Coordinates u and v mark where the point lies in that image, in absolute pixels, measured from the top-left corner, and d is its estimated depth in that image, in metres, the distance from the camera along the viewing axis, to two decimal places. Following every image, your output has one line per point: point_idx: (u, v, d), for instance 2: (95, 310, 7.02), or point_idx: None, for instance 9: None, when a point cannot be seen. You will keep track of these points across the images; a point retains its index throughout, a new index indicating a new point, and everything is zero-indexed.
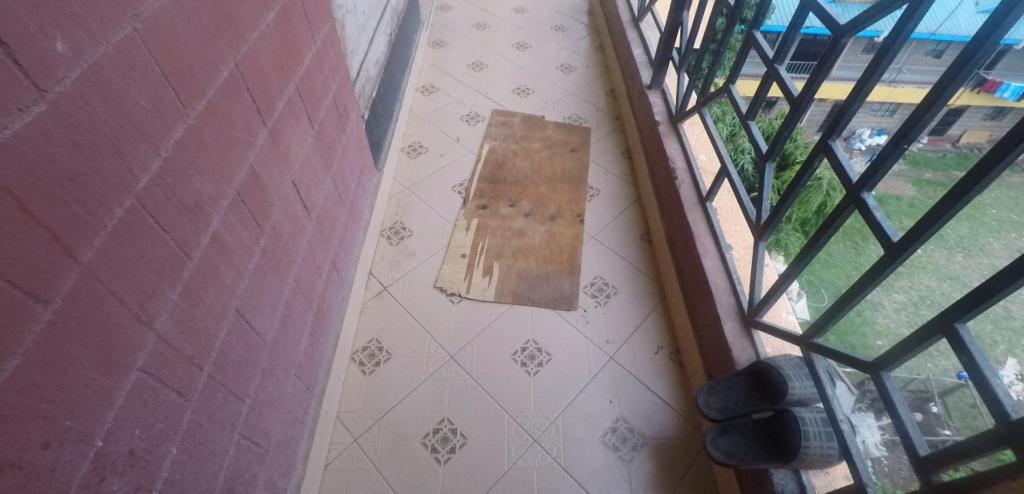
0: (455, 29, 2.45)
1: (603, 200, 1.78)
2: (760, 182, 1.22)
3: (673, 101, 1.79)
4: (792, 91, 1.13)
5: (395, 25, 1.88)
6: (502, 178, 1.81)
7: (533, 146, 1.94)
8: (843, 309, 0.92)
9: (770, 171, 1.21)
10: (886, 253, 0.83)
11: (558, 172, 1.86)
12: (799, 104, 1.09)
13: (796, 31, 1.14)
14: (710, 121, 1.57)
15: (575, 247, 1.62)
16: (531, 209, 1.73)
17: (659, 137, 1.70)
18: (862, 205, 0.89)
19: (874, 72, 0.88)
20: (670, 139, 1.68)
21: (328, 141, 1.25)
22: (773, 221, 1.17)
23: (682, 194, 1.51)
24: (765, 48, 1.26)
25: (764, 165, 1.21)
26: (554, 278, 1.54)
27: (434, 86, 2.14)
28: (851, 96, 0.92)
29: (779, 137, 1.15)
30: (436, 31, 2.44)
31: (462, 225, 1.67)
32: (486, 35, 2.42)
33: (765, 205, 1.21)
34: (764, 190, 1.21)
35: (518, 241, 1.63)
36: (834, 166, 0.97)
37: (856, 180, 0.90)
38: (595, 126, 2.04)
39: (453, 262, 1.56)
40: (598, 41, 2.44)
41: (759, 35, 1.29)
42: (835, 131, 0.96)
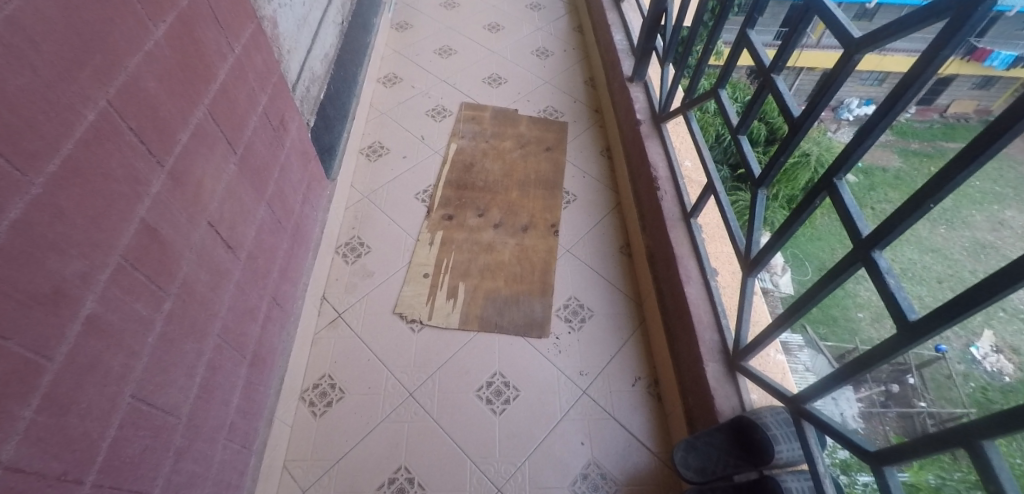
0: (421, 8, 2.23)
1: (580, 208, 1.65)
2: (751, 210, 1.08)
3: (656, 97, 1.62)
4: (791, 109, 0.98)
5: (347, 11, 1.68)
6: (470, 184, 1.66)
7: (505, 145, 1.78)
8: (842, 381, 0.80)
9: (763, 198, 1.07)
10: (898, 331, 0.70)
11: (532, 174, 1.71)
12: (799, 127, 0.94)
13: (797, 37, 0.98)
14: (696, 125, 1.42)
15: (548, 264, 1.49)
16: (501, 219, 1.59)
17: (640, 139, 1.56)
18: (872, 265, 0.76)
19: (930, 61, 0.69)
20: (652, 142, 1.54)
21: (259, 164, 1.09)
22: (764, 258, 1.03)
23: (664, 208, 1.38)
24: (761, 52, 1.10)
25: (756, 192, 1.07)
26: (525, 301, 1.42)
27: (397, 75, 1.96)
28: (872, 121, 0.77)
29: (774, 161, 1.01)
30: (400, 11, 2.22)
31: (426, 239, 1.53)
32: (455, 15, 2.21)
33: (756, 235, 1.08)
34: (755, 218, 1.08)
35: (488, 256, 1.50)
36: (839, 209, 0.84)
37: (867, 235, 0.77)
38: (573, 120, 1.88)
39: (414, 284, 1.43)
40: (578, 20, 2.24)
41: (753, 35, 1.13)
42: (843, 168, 0.83)
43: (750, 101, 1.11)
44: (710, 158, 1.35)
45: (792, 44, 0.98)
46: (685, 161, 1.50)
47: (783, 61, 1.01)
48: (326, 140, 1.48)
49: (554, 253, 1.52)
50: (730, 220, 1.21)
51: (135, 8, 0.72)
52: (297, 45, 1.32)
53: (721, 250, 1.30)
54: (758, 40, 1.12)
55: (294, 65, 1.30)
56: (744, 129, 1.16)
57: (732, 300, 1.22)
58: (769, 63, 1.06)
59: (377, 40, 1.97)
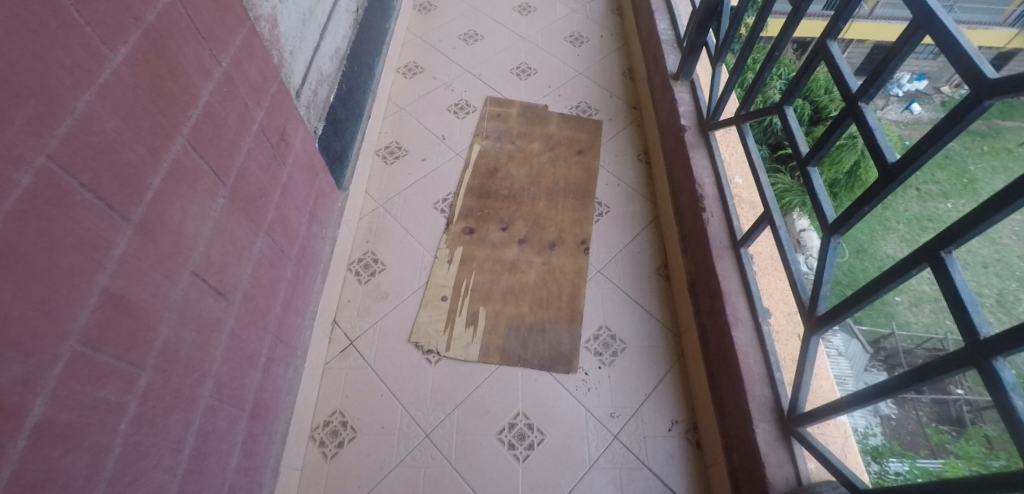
0: None
1: (614, 221, 1.49)
2: (819, 260, 0.90)
3: (704, 102, 1.43)
4: (884, 152, 0.76)
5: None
6: (493, 192, 1.52)
7: (533, 148, 1.62)
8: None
9: (835, 250, 0.88)
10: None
11: (562, 181, 1.55)
12: (893, 177, 0.73)
13: (898, 61, 0.74)
14: (752, 141, 1.22)
15: (577, 287, 1.35)
16: (526, 234, 1.44)
17: (685, 148, 1.38)
18: (988, 374, 0.59)
19: None
20: (698, 151, 1.36)
21: (255, 191, 0.97)
22: (832, 322, 0.85)
23: (710, 232, 1.22)
24: (845, 69, 0.87)
25: (828, 241, 0.88)
26: (551, 331, 1.28)
27: (419, 65, 1.79)
28: (997, 201, 0.57)
29: (855, 210, 0.81)
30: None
31: (444, 257, 1.40)
32: None
33: (823, 291, 0.89)
34: (823, 270, 0.89)
35: (510, 278, 1.37)
36: (946, 292, 0.65)
37: (990, 339, 0.59)
38: (608, 119, 1.71)
39: (431, 308, 1.32)
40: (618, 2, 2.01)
41: (835, 47, 0.89)
42: (954, 242, 0.63)
43: (824, 129, 0.89)
44: (768, 183, 1.16)
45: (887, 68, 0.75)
46: (735, 176, 1.31)
47: (876, 86, 0.78)
48: (334, 147, 1.34)
49: (584, 275, 1.38)
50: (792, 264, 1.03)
51: (80, 36, 0.59)
52: (303, 43, 1.16)
53: (777, 287, 1.13)
54: (840, 54, 0.88)
55: (299, 66, 1.14)
56: (812, 161, 0.94)
57: (788, 346, 1.05)
58: (856, 86, 0.83)
59: (395, 25, 1.79)
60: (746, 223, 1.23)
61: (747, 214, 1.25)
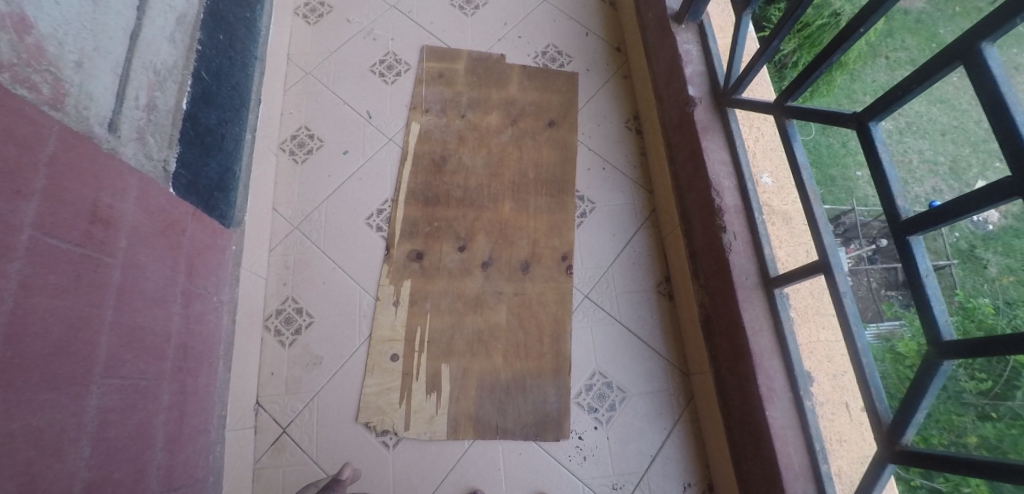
0: None
1: (601, 222, 1.18)
2: (921, 386, 0.60)
3: (721, 65, 1.05)
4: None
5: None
6: (442, 195, 1.15)
7: (488, 123, 1.22)
8: None
9: (943, 376, 0.59)
10: None
11: (530, 168, 1.19)
12: None
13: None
14: (798, 147, 0.84)
15: (561, 322, 1.08)
16: (492, 253, 1.12)
17: (694, 133, 1.01)
18: None
19: None
20: (713, 133, 1.01)
21: (66, 335, 0.61)
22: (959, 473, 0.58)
23: (732, 263, 0.92)
24: (1011, 98, 0.52)
25: (936, 365, 0.58)
26: (533, 389, 1.04)
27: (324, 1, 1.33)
28: None
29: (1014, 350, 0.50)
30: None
31: (387, 297, 1.09)
32: None
33: (916, 415, 0.61)
34: (920, 397, 0.60)
35: (476, 319, 1.07)
36: None
37: None
38: (585, 70, 1.31)
39: (380, 372, 1.04)
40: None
41: (991, 59, 0.55)
42: None
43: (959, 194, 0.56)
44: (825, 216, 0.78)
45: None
46: (762, 173, 0.99)
47: None
48: (201, 175, 0.92)
49: (567, 306, 1.10)
50: (862, 357, 0.69)
51: None
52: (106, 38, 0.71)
53: (818, 339, 0.89)
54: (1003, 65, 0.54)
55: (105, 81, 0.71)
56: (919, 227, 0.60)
57: (835, 423, 0.84)
58: None
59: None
60: (778, 245, 0.94)
61: (779, 231, 0.95)
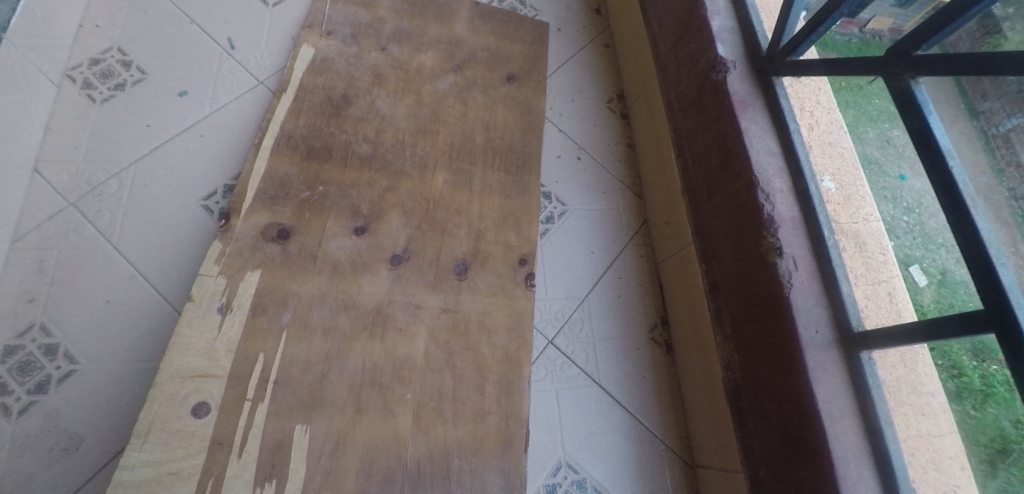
0: None
1: (574, 232, 0.83)
2: None
3: (763, 27, 0.74)
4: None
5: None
6: (339, 148, 0.73)
7: (421, 63, 0.83)
8: None
9: None
10: None
11: (480, 131, 0.82)
12: None
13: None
14: (939, 123, 0.52)
15: (512, 362, 0.67)
16: (411, 239, 0.71)
17: (729, 106, 0.68)
18: None
19: None
20: (756, 111, 0.68)
21: None
22: None
23: (793, 305, 0.58)
24: None
25: None
26: (462, 479, 0.61)
27: None
28: None
29: None
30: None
31: (208, 297, 0.61)
32: None
33: None
34: None
35: (372, 348, 0.64)
36: None
37: None
38: (557, 27, 0.99)
39: (176, 441, 0.54)
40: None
41: None
42: None
43: None
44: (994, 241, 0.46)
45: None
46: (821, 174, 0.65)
47: None
48: None
49: (523, 335, 0.70)
50: None
51: None
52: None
53: (917, 433, 0.54)
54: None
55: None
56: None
57: None
58: None
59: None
60: (853, 280, 0.59)
61: (854, 261, 0.61)
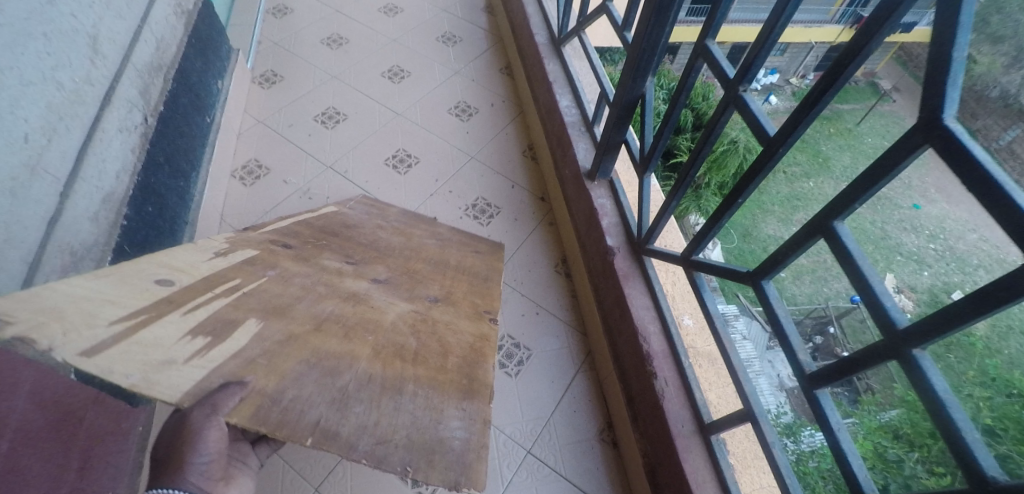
0: (298, 52, 1.75)
1: (540, 372, 1.09)
2: None
3: (632, 214, 1.10)
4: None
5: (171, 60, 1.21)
6: (345, 237, 1.01)
7: (413, 235, 1.14)
8: None
9: None
10: None
11: (451, 260, 1.08)
12: None
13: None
14: (711, 300, 0.88)
15: (476, 351, 0.75)
16: (390, 277, 0.90)
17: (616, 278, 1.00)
18: None
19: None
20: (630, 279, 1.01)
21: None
22: None
23: (665, 411, 0.85)
24: (867, 267, 0.61)
25: None
26: (416, 397, 0.58)
27: (262, 166, 1.45)
28: None
29: None
30: (264, 56, 1.73)
31: (209, 246, 0.76)
32: (343, 56, 1.75)
33: None
34: None
35: (342, 305, 0.73)
36: None
37: None
38: (513, 217, 1.38)
39: (125, 287, 0.58)
40: (505, 58, 1.85)
41: (846, 230, 0.64)
42: None
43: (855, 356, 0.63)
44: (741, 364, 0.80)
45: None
46: (682, 316, 0.98)
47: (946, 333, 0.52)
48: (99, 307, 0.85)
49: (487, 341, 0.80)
50: None
51: None
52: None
53: (761, 485, 0.84)
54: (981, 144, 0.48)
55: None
56: (873, 358, 0.60)
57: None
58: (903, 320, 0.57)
59: (227, 119, 1.46)
60: (707, 387, 0.90)
61: (706, 372, 0.92)
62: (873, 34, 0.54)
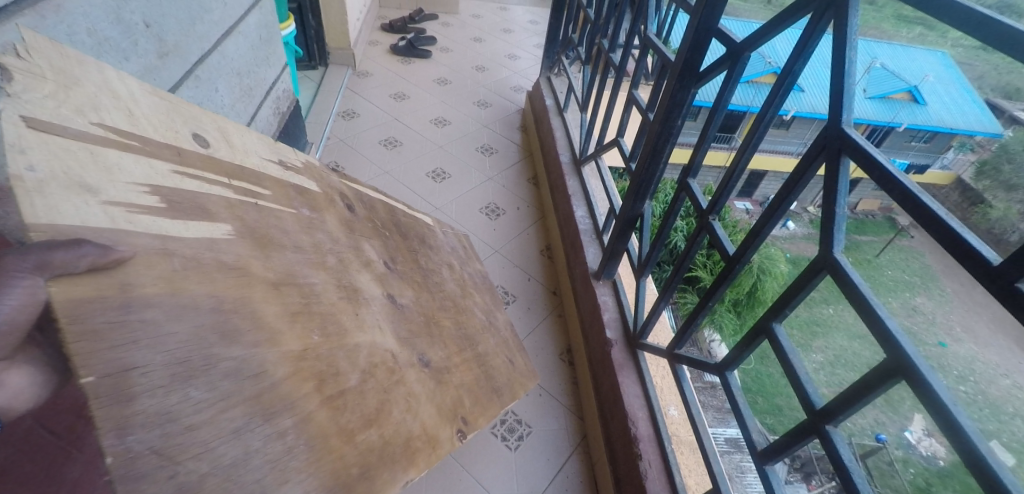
0: (360, 146, 2.08)
1: (538, 449, 1.20)
2: None
3: (631, 313, 1.22)
4: (953, 412, 0.48)
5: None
6: (408, 244, 0.90)
7: (470, 296, 1.02)
8: None
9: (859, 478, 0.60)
10: None
11: (478, 346, 0.91)
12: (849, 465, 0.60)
13: (893, 325, 0.54)
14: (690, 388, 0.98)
15: (410, 452, 0.56)
16: (407, 307, 0.76)
17: (612, 366, 1.12)
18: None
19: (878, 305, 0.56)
20: (625, 371, 1.11)
21: None
22: None
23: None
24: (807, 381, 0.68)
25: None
26: (272, 444, 0.42)
27: None
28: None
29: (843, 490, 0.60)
30: (331, 149, 2.05)
31: (280, 152, 0.70)
32: (397, 154, 2.06)
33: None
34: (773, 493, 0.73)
35: (330, 290, 0.60)
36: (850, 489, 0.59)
37: None
38: (523, 304, 1.53)
39: (164, 115, 0.53)
40: (533, 170, 2.09)
41: (780, 331, 0.73)
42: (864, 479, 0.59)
43: (774, 343, 0.73)
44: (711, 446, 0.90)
45: (909, 371, 0.51)
46: (668, 406, 1.06)
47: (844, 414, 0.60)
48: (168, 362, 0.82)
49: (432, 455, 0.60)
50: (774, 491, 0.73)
51: None
52: (130, 36, 0.87)
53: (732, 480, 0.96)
54: (861, 278, 0.60)
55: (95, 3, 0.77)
56: (804, 438, 0.68)
57: None
58: (817, 401, 0.65)
59: None
60: (687, 472, 0.95)
61: (688, 460, 0.97)
62: (793, 189, 0.68)
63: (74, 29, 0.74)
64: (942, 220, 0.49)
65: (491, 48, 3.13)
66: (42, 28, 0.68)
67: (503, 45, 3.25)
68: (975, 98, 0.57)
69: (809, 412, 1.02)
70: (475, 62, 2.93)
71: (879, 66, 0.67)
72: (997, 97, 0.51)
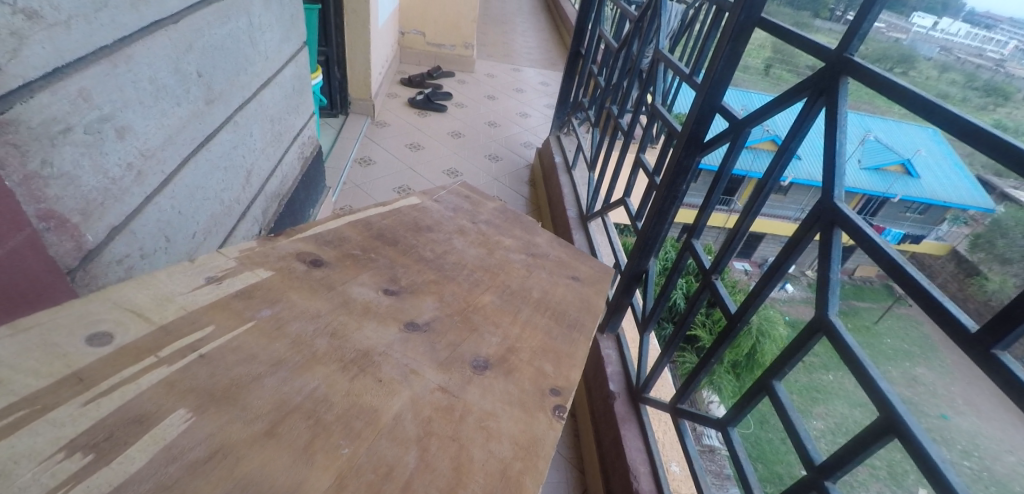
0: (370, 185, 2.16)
1: None
2: None
3: (633, 366, 1.30)
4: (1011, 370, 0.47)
5: (288, 190, 1.47)
6: (404, 245, 0.79)
7: (501, 242, 0.90)
8: None
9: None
10: None
11: (536, 290, 0.79)
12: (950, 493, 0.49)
13: (888, 392, 0.58)
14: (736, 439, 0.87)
15: (508, 482, 0.48)
16: (436, 318, 0.66)
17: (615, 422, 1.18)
18: None
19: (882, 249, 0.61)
20: (629, 425, 1.17)
21: None
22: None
23: None
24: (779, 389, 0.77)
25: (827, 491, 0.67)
26: None
27: None
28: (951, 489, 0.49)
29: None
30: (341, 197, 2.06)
31: (207, 266, 0.59)
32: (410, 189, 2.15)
33: None
34: None
35: (335, 379, 0.52)
36: None
37: None
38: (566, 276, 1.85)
39: (45, 349, 0.44)
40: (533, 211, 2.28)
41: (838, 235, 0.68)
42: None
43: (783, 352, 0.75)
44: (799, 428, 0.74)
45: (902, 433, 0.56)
46: (671, 462, 1.12)
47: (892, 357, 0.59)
48: None
49: (536, 463, 0.51)
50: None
51: None
52: (185, 84, 0.86)
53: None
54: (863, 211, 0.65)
55: (165, 47, 0.80)
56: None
57: None
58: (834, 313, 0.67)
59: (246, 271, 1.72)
60: None
61: None
62: (787, 256, 0.75)
63: (138, 76, 0.74)
64: (924, 292, 0.55)
65: (503, 107, 3.12)
66: (117, 76, 0.69)
67: (514, 104, 3.18)
68: (962, 183, 0.58)
69: (839, 432, 0.83)
70: (486, 119, 2.92)
71: (874, 140, 0.70)
72: (989, 173, 0.53)
